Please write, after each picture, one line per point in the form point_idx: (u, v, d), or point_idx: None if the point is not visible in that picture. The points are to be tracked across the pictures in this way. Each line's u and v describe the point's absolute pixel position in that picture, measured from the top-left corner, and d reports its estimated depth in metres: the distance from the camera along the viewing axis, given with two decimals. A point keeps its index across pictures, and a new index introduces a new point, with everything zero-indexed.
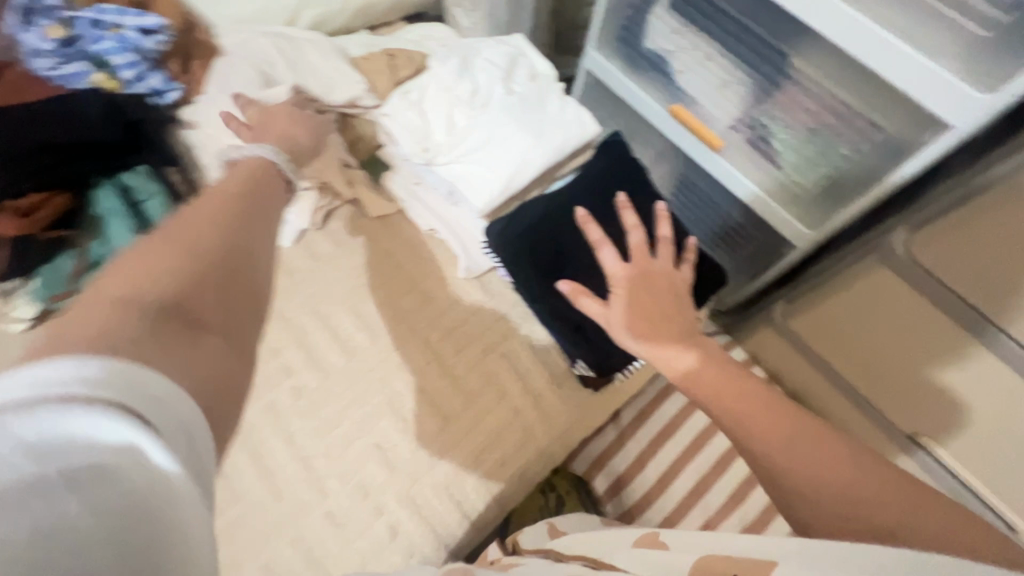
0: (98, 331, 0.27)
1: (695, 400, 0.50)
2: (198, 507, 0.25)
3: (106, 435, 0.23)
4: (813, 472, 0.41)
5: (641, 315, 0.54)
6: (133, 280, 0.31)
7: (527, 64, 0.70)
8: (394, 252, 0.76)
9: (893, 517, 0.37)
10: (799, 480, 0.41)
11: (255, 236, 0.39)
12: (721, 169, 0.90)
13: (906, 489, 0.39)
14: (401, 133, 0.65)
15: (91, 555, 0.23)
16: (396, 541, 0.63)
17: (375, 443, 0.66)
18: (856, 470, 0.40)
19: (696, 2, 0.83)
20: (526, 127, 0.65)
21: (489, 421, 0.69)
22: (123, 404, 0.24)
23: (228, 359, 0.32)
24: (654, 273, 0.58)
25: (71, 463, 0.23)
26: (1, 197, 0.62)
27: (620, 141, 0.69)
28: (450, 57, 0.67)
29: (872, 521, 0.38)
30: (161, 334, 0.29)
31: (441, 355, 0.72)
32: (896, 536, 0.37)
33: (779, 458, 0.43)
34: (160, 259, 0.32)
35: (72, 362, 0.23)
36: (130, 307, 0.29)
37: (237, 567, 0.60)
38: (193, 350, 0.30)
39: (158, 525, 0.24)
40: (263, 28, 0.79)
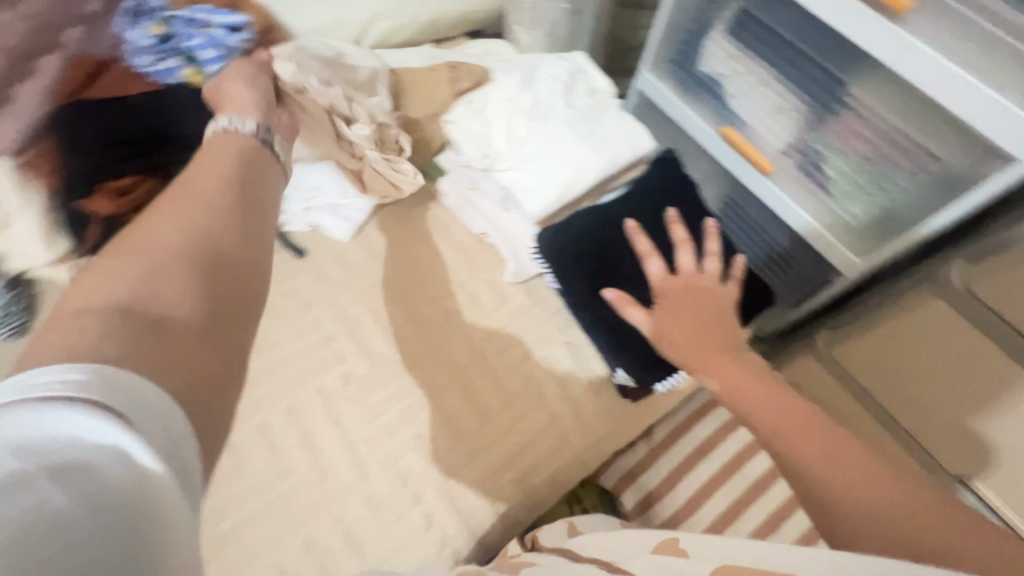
0: (72, 342, 0.29)
1: (738, 412, 0.50)
2: (179, 505, 0.27)
3: (91, 434, 0.25)
4: (847, 487, 0.42)
5: (685, 324, 0.55)
6: (119, 289, 0.33)
7: (587, 81, 0.73)
8: (445, 253, 0.79)
9: (932, 541, 0.38)
10: (839, 495, 0.42)
11: (249, 241, 0.42)
12: (770, 194, 0.90)
13: (935, 509, 0.40)
14: (464, 139, 0.69)
15: (75, 552, 0.25)
16: (431, 530, 0.64)
17: (417, 432, 0.69)
18: (892, 492, 0.41)
19: (754, 29, 0.85)
20: (584, 139, 0.69)
21: (527, 421, 0.71)
22: (100, 405, 0.26)
23: (212, 357, 0.34)
24: (698, 285, 0.58)
25: (53, 462, 0.25)
26: (99, 178, 0.66)
27: (672, 158, 0.71)
28: (514, 71, 0.71)
29: (906, 540, 0.38)
30: (139, 338, 0.31)
31: (484, 354, 0.74)
32: (932, 553, 0.37)
33: (818, 471, 0.43)
34: (150, 268, 0.35)
35: (51, 370, 0.26)
36: (112, 314, 0.31)
37: (280, 540, 0.63)
38: (174, 351, 0.32)
39: (141, 520, 0.26)
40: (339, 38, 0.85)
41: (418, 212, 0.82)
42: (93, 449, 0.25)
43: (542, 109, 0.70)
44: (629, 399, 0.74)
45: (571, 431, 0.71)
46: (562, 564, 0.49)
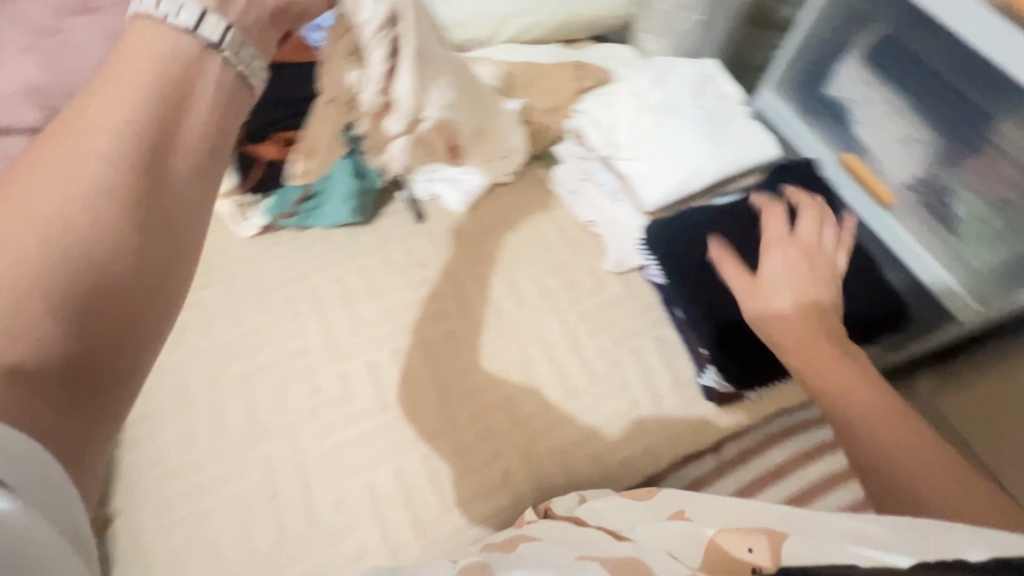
0: None
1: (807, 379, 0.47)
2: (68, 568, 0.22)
3: None
4: (879, 449, 0.40)
5: (796, 283, 0.51)
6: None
7: (716, 86, 0.75)
8: (550, 236, 0.84)
9: (935, 499, 0.37)
10: (866, 450, 0.41)
11: (181, 232, 0.28)
12: (888, 227, 0.87)
13: (963, 484, 0.37)
14: (592, 129, 0.74)
15: None
16: (506, 484, 0.69)
17: (504, 394, 0.74)
18: (925, 465, 0.38)
19: (897, 57, 0.83)
20: (707, 140, 0.72)
21: (608, 404, 0.74)
22: None
23: (98, 408, 0.24)
24: (815, 251, 0.53)
25: None
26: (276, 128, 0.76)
27: (794, 168, 0.72)
28: (647, 71, 0.75)
29: (906, 497, 0.38)
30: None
31: (575, 335, 0.78)
32: (922, 507, 0.37)
33: (859, 429, 0.42)
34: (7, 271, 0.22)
35: None
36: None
37: (372, 466, 0.70)
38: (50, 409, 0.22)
39: None
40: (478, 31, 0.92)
41: (529, 195, 0.87)
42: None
43: (670, 107, 0.73)
44: (713, 403, 0.74)
45: (649, 422, 0.73)
46: (567, 539, 0.51)
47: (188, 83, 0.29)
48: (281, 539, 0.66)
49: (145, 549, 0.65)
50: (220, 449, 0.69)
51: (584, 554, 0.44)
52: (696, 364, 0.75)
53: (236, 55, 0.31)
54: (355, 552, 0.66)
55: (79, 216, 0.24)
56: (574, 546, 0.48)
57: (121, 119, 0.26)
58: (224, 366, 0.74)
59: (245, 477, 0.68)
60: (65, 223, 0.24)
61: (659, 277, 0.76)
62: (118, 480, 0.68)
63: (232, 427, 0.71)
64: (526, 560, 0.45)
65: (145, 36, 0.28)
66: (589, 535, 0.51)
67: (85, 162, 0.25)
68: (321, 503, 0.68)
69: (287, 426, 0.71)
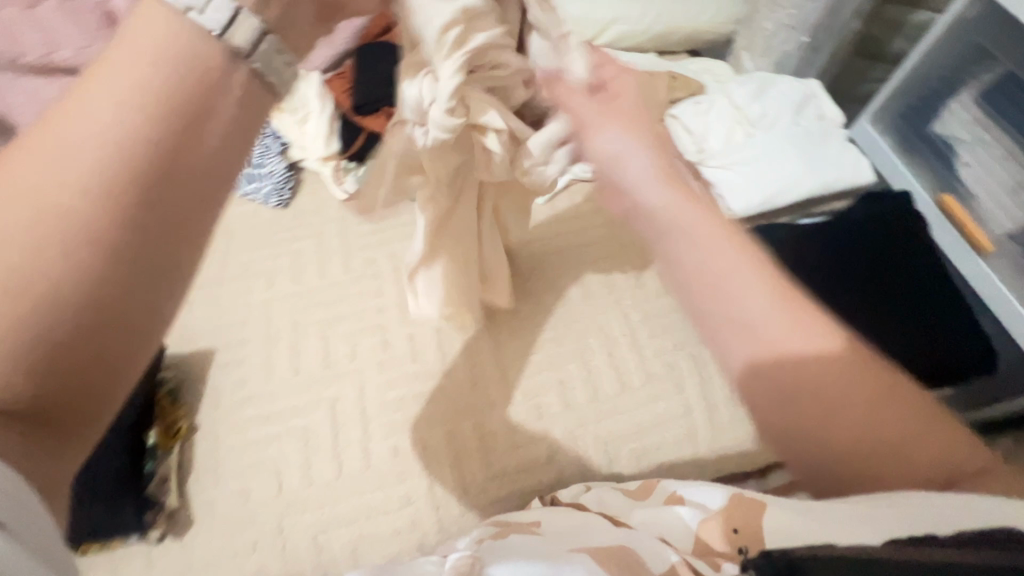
0: None
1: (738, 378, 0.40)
2: None
3: None
4: (842, 444, 0.37)
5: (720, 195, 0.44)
6: None
7: (817, 106, 0.75)
8: (622, 236, 0.86)
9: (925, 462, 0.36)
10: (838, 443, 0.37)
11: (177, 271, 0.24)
12: (980, 275, 0.83)
13: (933, 425, 0.36)
14: (684, 133, 0.76)
15: None
16: (550, 464, 0.72)
17: (559, 378, 0.76)
18: (924, 446, 0.36)
19: (1017, 99, 0.79)
20: (799, 157, 0.72)
21: (659, 405, 0.74)
22: None
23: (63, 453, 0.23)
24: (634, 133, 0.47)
25: None
26: (386, 103, 0.86)
27: (887, 197, 0.71)
28: (747, 84, 0.77)
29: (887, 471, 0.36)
30: None
31: (636, 333, 0.79)
32: (924, 483, 0.36)
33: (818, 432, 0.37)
34: None
35: None
36: None
37: (427, 424, 0.74)
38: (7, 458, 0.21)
39: None
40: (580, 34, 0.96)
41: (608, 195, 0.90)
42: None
43: (766, 121, 0.74)
44: None
45: (700, 429, 0.73)
46: (556, 534, 0.58)
47: (209, 99, 0.24)
48: (336, 475, 0.71)
49: (218, 461, 0.72)
50: (293, 384, 0.76)
51: (575, 547, 0.53)
52: None
53: (268, 66, 0.25)
54: (402, 500, 0.70)
55: (53, 253, 0.21)
56: (565, 539, 0.56)
57: (119, 125, 0.22)
58: (306, 311, 0.81)
59: (311, 414, 0.74)
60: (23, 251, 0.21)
61: None
62: (205, 396, 0.75)
63: (306, 367, 0.77)
64: (508, 552, 0.52)
65: (146, 29, 0.23)
66: (585, 530, 0.58)
67: (67, 185, 0.21)
68: (376, 449, 0.72)
69: (354, 373, 0.77)
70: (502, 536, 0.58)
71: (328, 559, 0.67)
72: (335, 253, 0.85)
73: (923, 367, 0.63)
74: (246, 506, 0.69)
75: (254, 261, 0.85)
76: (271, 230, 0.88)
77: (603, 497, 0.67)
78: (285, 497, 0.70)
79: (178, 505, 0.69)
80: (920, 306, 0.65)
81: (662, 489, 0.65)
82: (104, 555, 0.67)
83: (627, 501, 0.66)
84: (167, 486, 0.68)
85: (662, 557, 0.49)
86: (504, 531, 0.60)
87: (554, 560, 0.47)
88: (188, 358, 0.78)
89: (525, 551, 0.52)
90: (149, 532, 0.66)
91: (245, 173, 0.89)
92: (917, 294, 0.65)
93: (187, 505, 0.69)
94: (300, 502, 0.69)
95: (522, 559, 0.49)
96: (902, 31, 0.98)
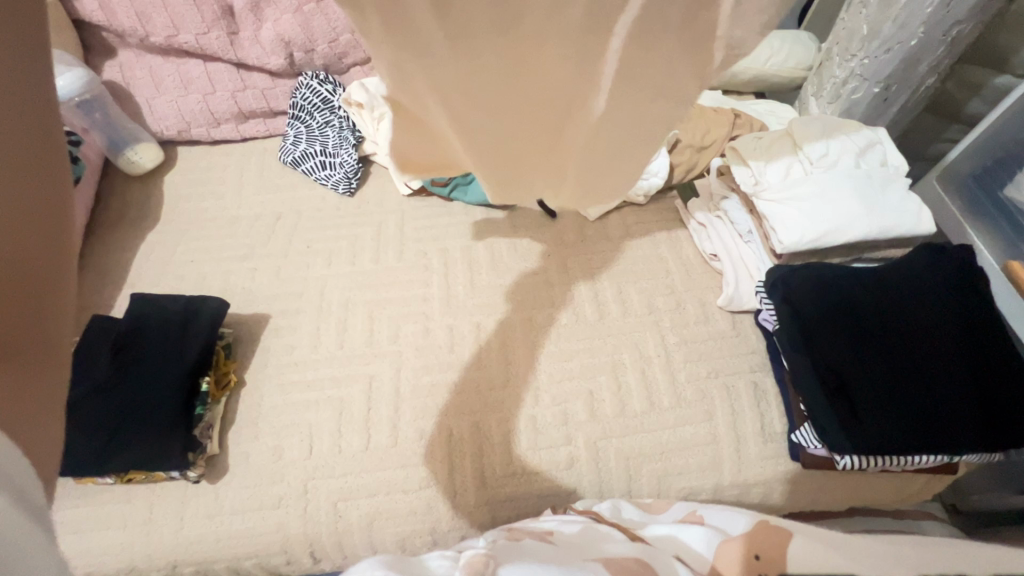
0: None
1: None
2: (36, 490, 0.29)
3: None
4: None
5: None
6: None
7: (881, 153, 0.78)
8: (667, 261, 0.88)
9: None
10: None
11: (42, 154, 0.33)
12: None
13: None
14: (741, 168, 0.81)
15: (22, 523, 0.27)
16: (569, 469, 0.72)
17: (589, 389, 0.77)
18: None
19: None
20: (860, 198, 0.73)
21: (685, 429, 0.74)
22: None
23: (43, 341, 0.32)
24: None
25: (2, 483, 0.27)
26: None
27: (942, 252, 0.74)
28: (813, 122, 0.80)
29: None
30: None
31: (670, 356, 0.79)
32: None
33: None
34: None
35: None
36: None
37: (454, 412, 0.76)
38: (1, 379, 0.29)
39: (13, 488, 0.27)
40: None
41: (660, 219, 0.93)
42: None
43: (827, 161, 0.76)
44: (799, 464, 0.71)
45: (726, 459, 0.72)
46: (567, 545, 0.58)
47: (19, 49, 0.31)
48: (363, 448, 0.73)
49: (258, 418, 0.76)
50: (336, 357, 0.80)
51: (589, 557, 0.54)
52: (790, 419, 0.73)
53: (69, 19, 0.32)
54: (420, 482, 0.72)
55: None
56: (574, 550, 0.56)
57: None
58: (358, 290, 0.86)
59: (349, 386, 0.78)
60: None
61: (770, 322, 0.77)
62: (257, 356, 0.82)
63: (349, 342, 0.81)
64: (522, 556, 0.53)
65: None
66: (593, 542, 0.59)
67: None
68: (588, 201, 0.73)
69: (394, 353, 0.80)
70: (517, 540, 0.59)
71: (345, 527, 0.70)
72: (391, 242, 0.91)
73: (958, 420, 0.66)
74: (278, 464, 0.73)
75: (317, 240, 0.92)
76: (337, 216, 0.96)
77: (616, 507, 0.69)
78: (314, 460, 0.73)
79: (218, 452, 0.74)
80: (961, 365, 0.67)
81: (690, 507, 0.68)
82: (145, 485, 0.72)
83: (641, 515, 0.68)
84: (211, 432, 0.74)
85: (675, 568, 0.54)
86: (514, 536, 0.61)
87: (565, 563, 0.51)
88: (248, 318, 0.85)
89: (534, 555, 0.53)
90: (189, 471, 0.71)
91: (320, 161, 0.99)
92: (922, 346, 0.68)
93: (225, 453, 0.74)
94: (326, 468, 0.72)
95: (537, 562, 0.51)
96: (981, 94, 0.95)
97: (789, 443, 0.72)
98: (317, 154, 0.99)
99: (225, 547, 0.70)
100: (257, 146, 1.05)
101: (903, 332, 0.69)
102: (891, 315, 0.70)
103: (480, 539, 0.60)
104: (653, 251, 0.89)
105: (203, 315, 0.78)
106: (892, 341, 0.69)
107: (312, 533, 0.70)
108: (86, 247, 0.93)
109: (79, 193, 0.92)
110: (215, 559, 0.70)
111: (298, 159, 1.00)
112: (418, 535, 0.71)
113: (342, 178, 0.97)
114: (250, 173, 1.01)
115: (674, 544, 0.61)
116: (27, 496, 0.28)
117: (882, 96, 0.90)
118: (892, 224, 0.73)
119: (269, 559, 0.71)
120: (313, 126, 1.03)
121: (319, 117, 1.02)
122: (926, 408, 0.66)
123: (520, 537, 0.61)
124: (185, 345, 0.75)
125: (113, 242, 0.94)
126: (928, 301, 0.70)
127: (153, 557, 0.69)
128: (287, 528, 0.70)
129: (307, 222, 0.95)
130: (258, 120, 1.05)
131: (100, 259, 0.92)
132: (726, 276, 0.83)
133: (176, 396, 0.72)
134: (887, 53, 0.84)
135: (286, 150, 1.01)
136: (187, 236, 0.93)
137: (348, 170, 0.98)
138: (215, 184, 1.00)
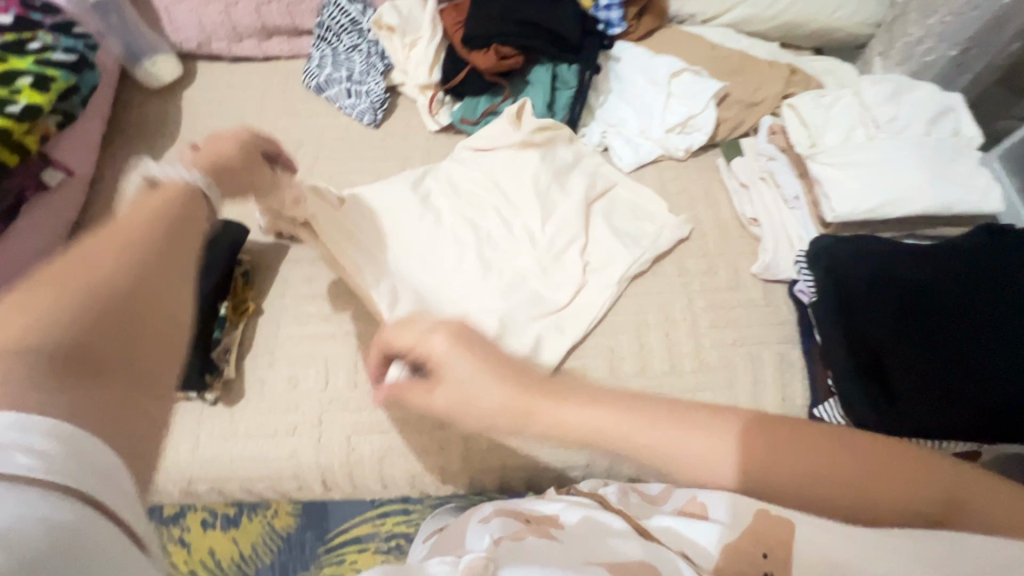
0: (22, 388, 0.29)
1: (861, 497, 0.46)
2: (117, 555, 0.27)
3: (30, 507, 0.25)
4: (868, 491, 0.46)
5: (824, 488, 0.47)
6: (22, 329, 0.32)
7: (953, 121, 0.72)
8: (703, 223, 0.84)
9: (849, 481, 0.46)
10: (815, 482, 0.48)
11: (175, 261, 0.43)
12: None
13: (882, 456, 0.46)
14: (799, 126, 0.76)
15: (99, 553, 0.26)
16: None
17: (610, 346, 0.75)
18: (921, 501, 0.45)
19: None
20: (924, 168, 0.68)
21: (703, 394, 0.72)
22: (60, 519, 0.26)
23: (140, 388, 0.36)
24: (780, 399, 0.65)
25: (51, 520, 0.25)
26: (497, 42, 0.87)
27: (1006, 234, 0.69)
28: (884, 84, 0.75)
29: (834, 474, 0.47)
30: (69, 387, 0.31)
31: (697, 321, 0.76)
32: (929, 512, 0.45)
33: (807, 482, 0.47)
34: (50, 308, 0.34)
35: (32, 501, 0.25)
36: (33, 352, 0.32)
37: None
38: (100, 402, 0.32)
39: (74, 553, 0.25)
40: (693, 30, 0.98)
41: (701, 177, 0.88)
42: (54, 472, 0.27)
43: (894, 126, 0.72)
44: None
45: None
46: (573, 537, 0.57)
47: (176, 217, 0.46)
48: None
49: (275, 347, 0.76)
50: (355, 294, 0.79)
51: (592, 558, 0.51)
52: (815, 393, 0.72)
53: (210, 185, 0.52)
54: (434, 426, 0.72)
55: (111, 274, 0.38)
56: (575, 548, 0.54)
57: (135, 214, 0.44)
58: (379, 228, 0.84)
59: (367, 324, 0.77)
60: (93, 267, 0.38)
61: (807, 295, 0.74)
62: (274, 285, 0.80)
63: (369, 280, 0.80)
64: (528, 559, 0.49)
65: (170, 188, 0.49)
66: (597, 535, 0.57)
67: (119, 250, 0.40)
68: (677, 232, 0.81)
69: (413, 296, 0.78)
70: (521, 537, 0.56)
71: (357, 461, 0.71)
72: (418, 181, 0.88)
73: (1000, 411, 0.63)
74: (293, 394, 0.73)
75: (340, 172, 0.89)
76: (361, 148, 0.92)
77: (622, 491, 0.69)
78: (329, 394, 0.73)
79: (234, 377, 0.74)
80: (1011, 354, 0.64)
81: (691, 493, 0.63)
82: None
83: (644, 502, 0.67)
84: (229, 356, 0.74)
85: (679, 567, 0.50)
86: (521, 532, 0.58)
87: (567, 564, 0.48)
88: (266, 248, 0.83)
89: (543, 557, 0.50)
90: (206, 393, 0.71)
91: (346, 88, 0.94)
92: (973, 330, 0.65)
93: (241, 378, 0.74)
94: (342, 402, 0.72)
95: (540, 563, 0.48)
96: None
97: (809, 417, 0.71)
98: (344, 80, 0.94)
99: (240, 470, 0.71)
100: (280, 67, 1.00)
101: (951, 313, 0.66)
102: (942, 298, 0.67)
103: (484, 537, 0.58)
104: (690, 210, 0.85)
105: (222, 240, 0.76)
106: (939, 324, 0.66)
107: (325, 463, 0.71)
108: (104, 160, 0.90)
109: (95, 102, 0.88)
110: (229, 479, 0.71)
111: (323, 85, 0.95)
112: (428, 475, 0.72)
113: (368, 107, 0.93)
114: (272, 96, 0.96)
115: (678, 538, 0.56)
116: (118, 516, 0.29)
117: (957, 61, 0.84)
118: (957, 199, 0.68)
119: (281, 485, 0.72)
120: (339, 49, 0.97)
121: (346, 40, 0.96)
122: (965, 394, 0.63)
123: (524, 532, 0.58)
124: (204, 268, 0.74)
125: (131, 157, 0.91)
126: (985, 285, 0.67)
127: (170, 472, 0.71)
128: (300, 457, 0.71)
129: (330, 152, 0.91)
130: (282, 39, 0.99)
131: (118, 174, 0.89)
132: (765, 242, 0.79)
133: (196, 317, 0.72)
134: (974, 11, 0.79)
135: (310, 73, 0.96)
136: (205, 158, 0.90)
137: (375, 100, 0.93)
138: (236, 105, 0.96)
